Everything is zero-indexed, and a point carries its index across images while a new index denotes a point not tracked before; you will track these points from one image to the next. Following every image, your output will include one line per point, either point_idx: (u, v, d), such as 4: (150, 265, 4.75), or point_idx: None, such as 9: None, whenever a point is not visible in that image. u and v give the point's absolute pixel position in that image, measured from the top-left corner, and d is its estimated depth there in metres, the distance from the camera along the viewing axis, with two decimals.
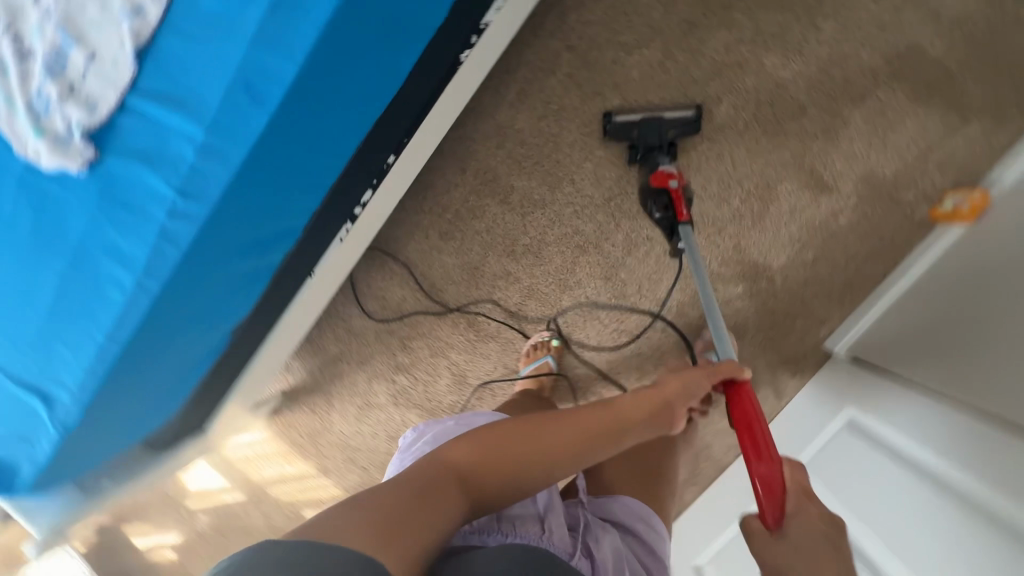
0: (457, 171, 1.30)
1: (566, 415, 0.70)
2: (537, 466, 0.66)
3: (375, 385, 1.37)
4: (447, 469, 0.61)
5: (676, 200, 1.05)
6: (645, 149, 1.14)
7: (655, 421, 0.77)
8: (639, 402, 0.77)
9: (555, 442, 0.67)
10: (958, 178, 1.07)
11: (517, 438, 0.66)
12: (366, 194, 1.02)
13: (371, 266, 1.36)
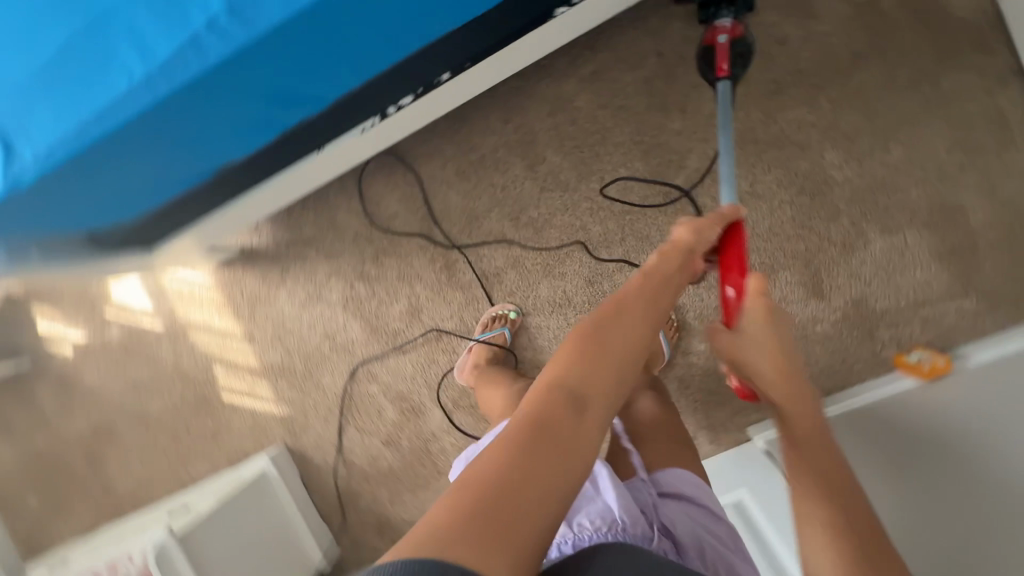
0: (501, 119, 1.27)
1: (613, 304, 0.63)
2: (627, 356, 0.58)
3: (333, 282, 1.35)
4: (552, 397, 0.53)
5: (721, 53, 1.05)
6: (713, 6, 1.10)
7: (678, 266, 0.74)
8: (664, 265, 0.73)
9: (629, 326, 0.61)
10: (934, 338, 1.10)
11: (581, 335, 0.58)
12: (404, 100, 0.97)
13: (379, 171, 1.33)
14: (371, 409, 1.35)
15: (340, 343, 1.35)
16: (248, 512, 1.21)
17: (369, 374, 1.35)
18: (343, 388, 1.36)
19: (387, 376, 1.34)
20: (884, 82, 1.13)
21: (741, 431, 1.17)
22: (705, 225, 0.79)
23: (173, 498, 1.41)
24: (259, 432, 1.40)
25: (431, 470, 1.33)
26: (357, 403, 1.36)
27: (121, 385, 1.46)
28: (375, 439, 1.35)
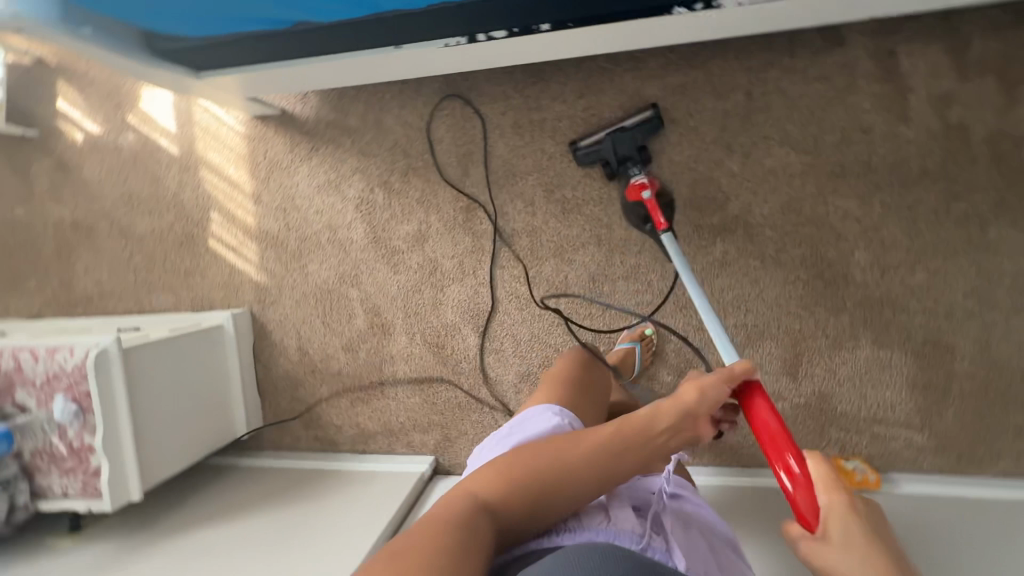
0: (574, 90, 1.23)
1: (574, 437, 0.68)
2: (557, 495, 0.63)
3: (354, 178, 1.34)
4: (471, 509, 0.58)
5: (654, 208, 1.11)
6: (619, 160, 1.17)
7: (677, 416, 0.71)
8: (667, 413, 0.72)
9: (572, 464, 0.65)
10: (873, 455, 1.15)
11: (514, 462, 0.65)
12: (495, 33, 0.95)
13: (440, 91, 1.30)
14: (344, 311, 1.37)
15: (338, 239, 1.36)
16: (196, 358, 1.24)
17: (354, 279, 1.36)
18: (325, 281, 1.37)
19: (370, 287, 1.35)
20: (938, 210, 1.12)
21: None
22: (717, 378, 0.74)
23: (130, 316, 1.44)
24: (230, 289, 1.41)
25: (377, 388, 1.37)
26: (332, 300, 1.37)
27: (117, 193, 1.45)
28: (337, 340, 1.37)
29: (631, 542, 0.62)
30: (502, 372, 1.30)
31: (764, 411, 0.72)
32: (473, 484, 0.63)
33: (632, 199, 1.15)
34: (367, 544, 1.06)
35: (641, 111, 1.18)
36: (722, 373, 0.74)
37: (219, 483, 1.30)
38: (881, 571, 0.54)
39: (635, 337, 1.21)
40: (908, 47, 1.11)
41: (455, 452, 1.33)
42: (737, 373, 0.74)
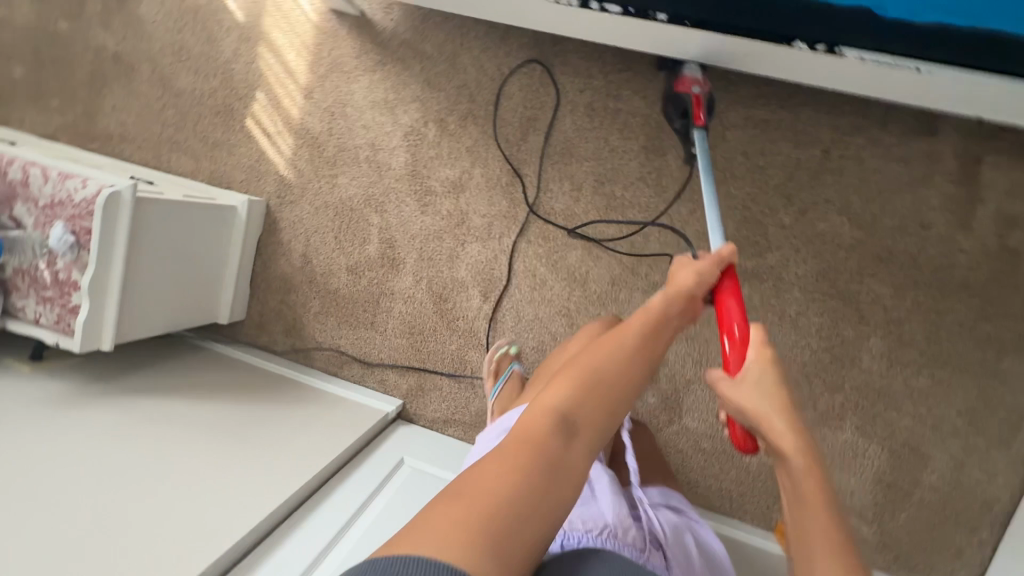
0: (658, 90, 1.19)
1: (627, 336, 0.65)
2: (625, 397, 0.62)
3: (411, 105, 1.29)
4: (548, 433, 0.57)
5: (696, 103, 1.04)
6: (678, 54, 1.09)
7: (686, 299, 0.70)
8: (677, 296, 0.70)
9: (639, 367, 0.64)
10: None
11: (574, 370, 0.62)
12: (610, 6, 0.88)
13: (525, 46, 1.24)
14: (359, 233, 1.34)
15: (376, 161, 1.32)
16: (198, 232, 1.19)
17: (379, 206, 1.32)
18: (350, 198, 1.34)
19: (392, 219, 1.32)
20: (964, 324, 1.12)
21: None
22: (709, 262, 0.73)
23: (144, 169, 1.39)
24: (254, 175, 1.37)
25: (368, 319, 1.35)
26: (351, 219, 1.34)
27: (167, 41, 1.38)
28: (343, 259, 1.35)
29: (633, 557, 0.65)
30: (495, 343, 1.29)
31: (729, 290, 0.71)
32: (544, 398, 0.60)
33: (677, 90, 1.07)
34: (319, 463, 1.05)
35: None
36: (711, 257, 0.73)
37: (187, 360, 1.28)
38: (775, 408, 0.56)
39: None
40: (995, 158, 1.09)
41: (425, 402, 1.33)
42: (721, 258, 0.73)
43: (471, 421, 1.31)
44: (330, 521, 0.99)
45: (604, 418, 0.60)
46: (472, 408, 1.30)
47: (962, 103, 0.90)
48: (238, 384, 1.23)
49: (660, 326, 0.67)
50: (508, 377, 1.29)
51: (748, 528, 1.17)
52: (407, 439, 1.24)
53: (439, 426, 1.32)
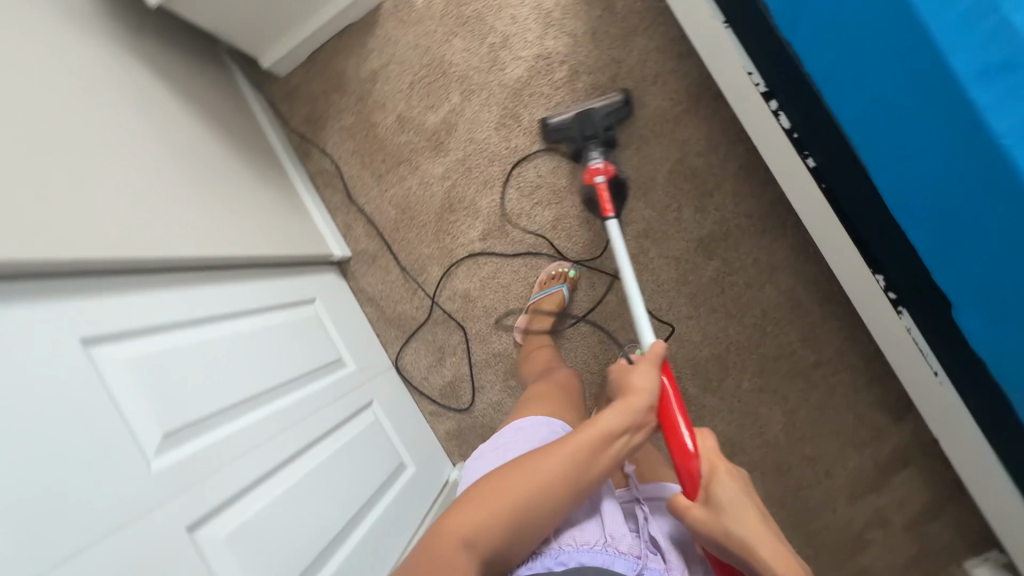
0: (752, 206, 1.18)
1: (544, 450, 0.65)
2: (538, 505, 0.61)
3: (564, 36, 1.23)
4: (455, 557, 0.59)
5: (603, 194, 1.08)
6: (585, 139, 1.16)
7: (634, 414, 0.68)
8: (625, 414, 0.68)
9: (552, 476, 0.62)
10: None
11: (489, 487, 0.63)
12: (783, 117, 0.87)
13: (690, 77, 1.18)
14: (431, 97, 1.29)
15: (496, 53, 1.26)
16: None
17: (465, 91, 1.28)
18: (450, 63, 1.28)
19: (467, 110, 1.28)
20: None
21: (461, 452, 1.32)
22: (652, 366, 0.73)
23: None
24: None
25: (380, 170, 1.33)
26: (435, 80, 1.29)
27: None
28: (401, 104, 1.31)
29: (629, 567, 0.63)
30: (457, 276, 1.30)
31: (670, 394, 0.73)
32: (451, 519, 0.61)
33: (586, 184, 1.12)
34: (260, 248, 1.05)
35: (616, 91, 1.18)
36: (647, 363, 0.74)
37: (212, 70, 1.22)
38: (759, 525, 0.63)
39: None
40: (918, 471, 1.15)
41: (368, 272, 1.35)
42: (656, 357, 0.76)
43: (390, 315, 1.34)
44: (248, 296, 0.98)
45: (511, 536, 0.61)
46: (398, 306, 1.33)
47: (938, 423, 0.95)
48: (234, 123, 1.19)
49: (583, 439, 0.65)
50: (444, 309, 1.31)
51: None
52: (328, 288, 1.25)
53: (362, 297, 1.35)
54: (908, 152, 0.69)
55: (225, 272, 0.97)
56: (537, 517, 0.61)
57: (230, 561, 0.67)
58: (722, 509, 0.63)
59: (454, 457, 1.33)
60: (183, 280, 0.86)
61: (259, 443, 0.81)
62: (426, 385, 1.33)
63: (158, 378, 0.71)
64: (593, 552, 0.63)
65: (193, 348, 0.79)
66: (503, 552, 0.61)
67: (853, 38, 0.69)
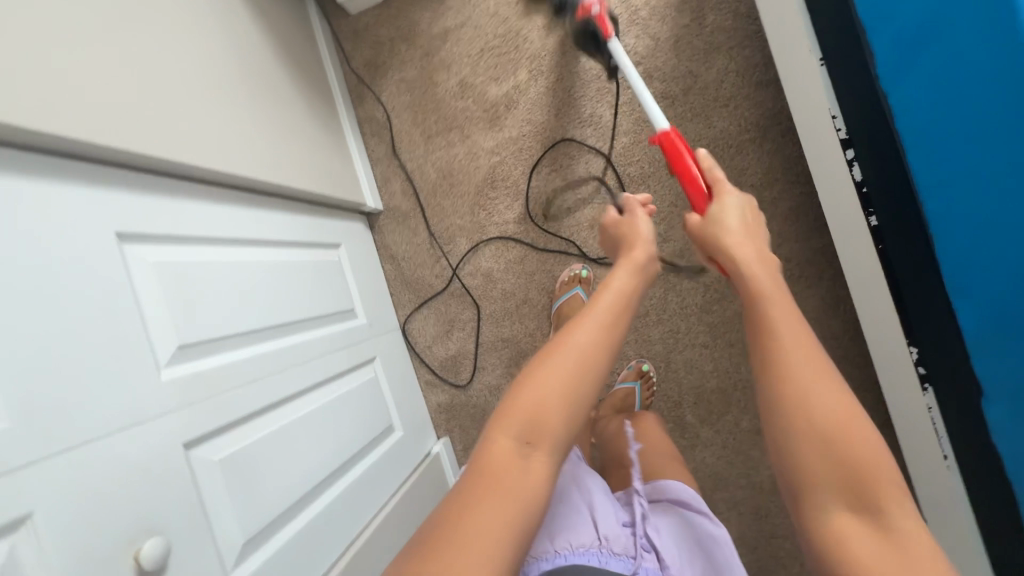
0: (792, 250, 1.16)
1: (570, 324, 0.55)
2: (591, 374, 0.51)
3: (645, 37, 1.20)
4: (514, 465, 0.47)
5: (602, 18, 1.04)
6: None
7: (642, 269, 0.63)
8: (632, 267, 0.62)
9: (592, 338, 0.53)
10: None
11: (525, 380, 0.51)
12: (856, 168, 0.86)
13: (763, 106, 1.15)
14: (499, 68, 1.26)
15: None
16: None
17: (534, 70, 1.25)
18: (524, 38, 1.25)
19: (531, 91, 1.25)
20: None
21: (448, 426, 1.32)
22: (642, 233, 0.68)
23: None
24: None
25: (430, 130, 1.30)
26: (507, 52, 1.26)
27: None
28: (467, 69, 1.28)
29: (624, 567, 0.60)
30: (484, 253, 1.29)
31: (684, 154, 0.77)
32: (495, 428, 0.49)
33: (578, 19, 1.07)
34: (299, 180, 1.02)
35: None
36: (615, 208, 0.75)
37: None
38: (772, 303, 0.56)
39: (635, 381, 1.19)
40: None
41: (395, 230, 1.33)
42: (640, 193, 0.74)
43: (408, 276, 1.32)
44: (278, 226, 0.96)
45: (570, 414, 0.50)
46: (418, 270, 1.32)
47: (933, 504, 0.94)
48: (297, 49, 1.16)
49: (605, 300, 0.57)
50: (462, 283, 1.30)
51: None
52: (354, 237, 1.24)
53: (384, 253, 1.33)
54: (981, 234, 0.72)
55: (262, 197, 0.95)
56: (593, 382, 0.51)
57: (222, 483, 0.66)
58: (718, 209, 0.68)
59: (439, 430, 1.32)
60: (221, 196, 0.84)
61: (267, 374, 0.80)
62: (428, 353, 1.32)
63: (183, 288, 0.70)
64: (588, 552, 0.60)
65: (221, 266, 0.78)
66: (570, 441, 0.50)
67: (968, 99, 0.70)
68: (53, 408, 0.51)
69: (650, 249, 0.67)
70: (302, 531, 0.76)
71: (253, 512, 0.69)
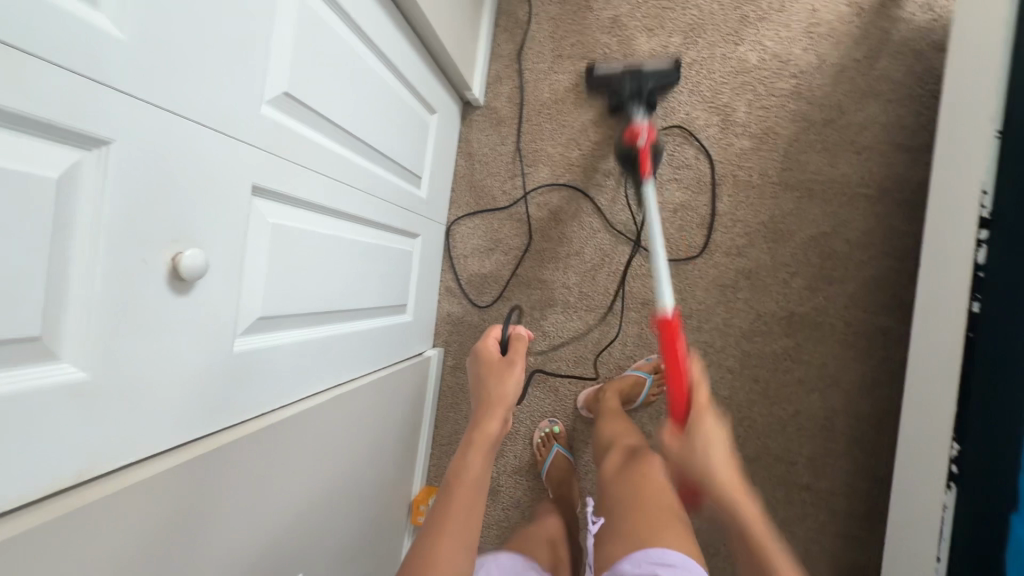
0: (856, 317, 1.12)
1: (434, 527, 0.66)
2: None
3: (814, 55, 1.14)
4: None
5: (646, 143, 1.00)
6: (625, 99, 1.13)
7: (487, 448, 0.77)
8: (481, 448, 0.76)
9: (445, 548, 0.64)
10: None
11: None
12: (982, 250, 0.82)
13: (893, 171, 1.11)
14: (657, 21, 1.21)
15: (743, 25, 1.17)
16: None
17: (690, 37, 1.19)
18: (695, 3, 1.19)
19: (678, 56, 1.19)
20: None
21: (449, 338, 1.28)
22: (503, 406, 0.82)
23: None
24: None
25: (562, 50, 1.24)
26: (671, 9, 1.20)
27: None
28: (626, 8, 1.22)
29: None
30: (561, 192, 1.24)
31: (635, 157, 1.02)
32: None
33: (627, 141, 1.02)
34: (436, 29, 0.96)
35: (662, 61, 1.17)
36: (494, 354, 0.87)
37: None
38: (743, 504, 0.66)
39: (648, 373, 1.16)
40: None
41: (484, 131, 1.27)
42: (517, 348, 0.89)
43: (475, 181, 1.27)
44: (398, 55, 0.90)
45: None
46: (488, 179, 1.26)
47: None
48: None
49: (458, 493, 0.70)
50: (526, 210, 1.25)
51: (425, 452, 1.23)
52: (448, 116, 1.18)
53: (463, 149, 1.28)
54: None
55: (398, 15, 0.88)
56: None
57: (266, 248, 0.60)
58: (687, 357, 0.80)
59: (438, 338, 1.28)
60: None
61: (337, 177, 0.74)
62: (461, 262, 1.27)
63: (309, 38, 0.63)
64: None
65: (343, 47, 0.71)
66: None
67: None
68: (166, 65, 0.44)
69: (500, 414, 0.81)
70: (305, 343, 0.70)
71: (276, 291, 0.63)
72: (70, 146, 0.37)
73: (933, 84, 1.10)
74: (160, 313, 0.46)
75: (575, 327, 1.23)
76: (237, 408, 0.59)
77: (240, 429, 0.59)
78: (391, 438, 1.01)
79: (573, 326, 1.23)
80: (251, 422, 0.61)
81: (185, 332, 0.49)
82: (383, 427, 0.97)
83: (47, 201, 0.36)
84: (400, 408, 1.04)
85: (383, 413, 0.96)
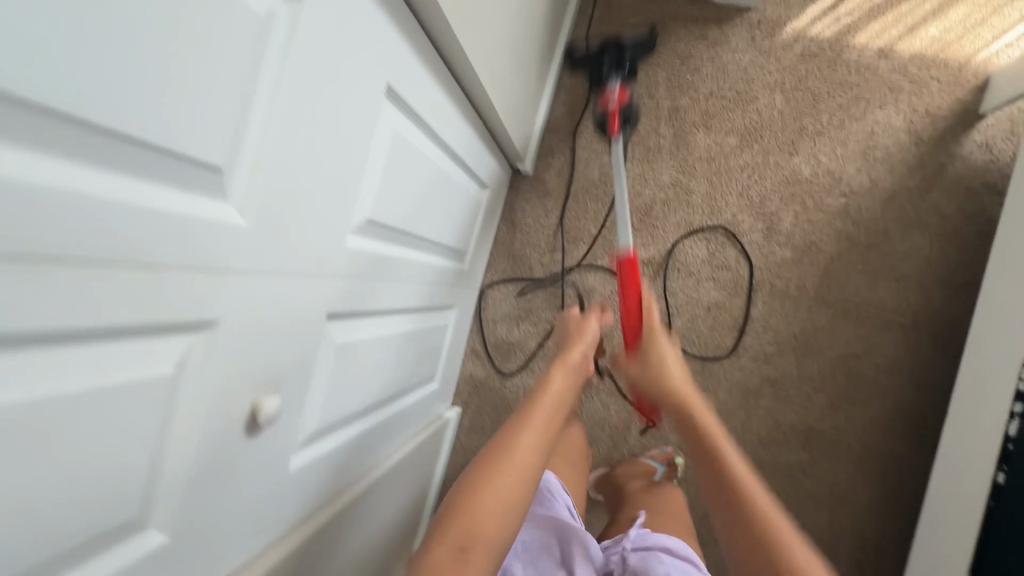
0: (874, 441, 1.13)
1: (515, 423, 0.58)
2: (530, 473, 0.54)
3: (867, 178, 1.15)
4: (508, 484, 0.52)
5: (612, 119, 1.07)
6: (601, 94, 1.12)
7: (574, 370, 0.69)
8: (565, 369, 0.68)
9: (528, 436, 0.56)
10: None
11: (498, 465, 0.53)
12: (1014, 423, 0.83)
13: (929, 304, 1.12)
14: (714, 118, 1.21)
15: (800, 137, 1.17)
16: None
17: (745, 141, 1.19)
18: (756, 108, 1.19)
19: (732, 157, 1.20)
20: None
21: (469, 399, 1.29)
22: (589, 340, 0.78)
23: None
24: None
25: None
26: (731, 110, 1.20)
27: None
28: (686, 100, 1.22)
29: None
30: (598, 273, 1.25)
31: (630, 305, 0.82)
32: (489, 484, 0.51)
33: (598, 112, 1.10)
34: (501, 121, 0.97)
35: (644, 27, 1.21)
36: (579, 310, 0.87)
37: None
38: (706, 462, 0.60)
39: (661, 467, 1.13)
40: None
41: (530, 201, 1.28)
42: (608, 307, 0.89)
43: (515, 249, 1.28)
44: (466, 146, 0.91)
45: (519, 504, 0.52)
46: (527, 250, 1.28)
47: None
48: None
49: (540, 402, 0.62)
50: (561, 285, 1.26)
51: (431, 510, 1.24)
52: (498, 188, 1.19)
53: (506, 216, 1.29)
54: None
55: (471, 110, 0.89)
56: (529, 482, 0.53)
57: (328, 367, 0.62)
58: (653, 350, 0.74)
59: (456, 397, 1.29)
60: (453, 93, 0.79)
61: (396, 280, 0.75)
62: (490, 327, 1.29)
63: (395, 163, 0.64)
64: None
65: (422, 159, 0.72)
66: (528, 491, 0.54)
67: None
68: (275, 234, 0.45)
69: (585, 348, 0.74)
70: (347, 443, 0.72)
71: (329, 405, 0.64)
72: (181, 336, 0.39)
73: (981, 224, 1.11)
74: (234, 458, 0.47)
75: (594, 409, 1.24)
76: (280, 523, 0.60)
77: (281, 545, 0.60)
78: (403, 512, 1.02)
79: (592, 407, 1.24)
80: (289, 535, 0.62)
81: (253, 468, 0.51)
82: (400, 502, 0.98)
83: (153, 396, 0.37)
84: (416, 479, 1.06)
85: (402, 489, 0.97)
